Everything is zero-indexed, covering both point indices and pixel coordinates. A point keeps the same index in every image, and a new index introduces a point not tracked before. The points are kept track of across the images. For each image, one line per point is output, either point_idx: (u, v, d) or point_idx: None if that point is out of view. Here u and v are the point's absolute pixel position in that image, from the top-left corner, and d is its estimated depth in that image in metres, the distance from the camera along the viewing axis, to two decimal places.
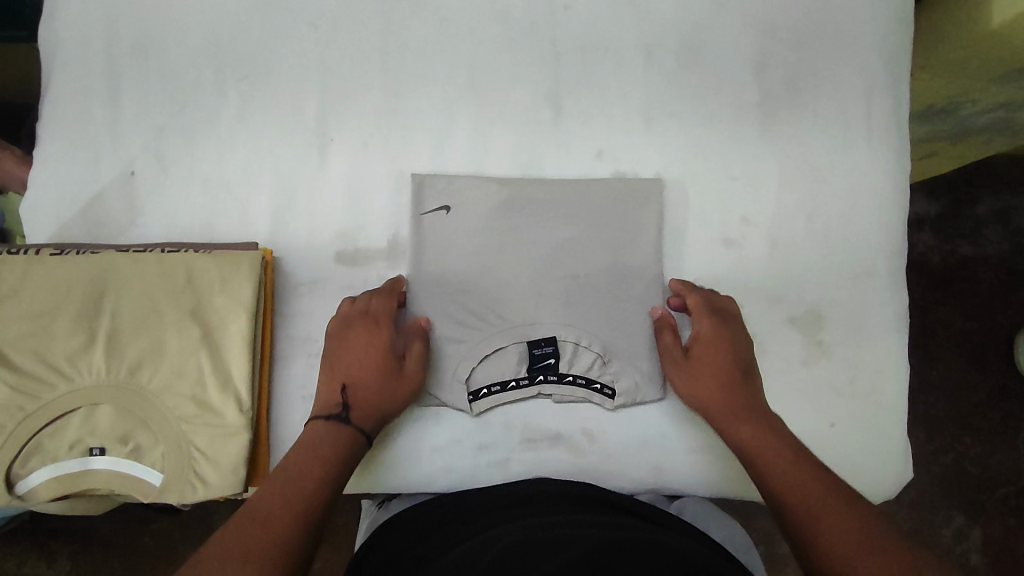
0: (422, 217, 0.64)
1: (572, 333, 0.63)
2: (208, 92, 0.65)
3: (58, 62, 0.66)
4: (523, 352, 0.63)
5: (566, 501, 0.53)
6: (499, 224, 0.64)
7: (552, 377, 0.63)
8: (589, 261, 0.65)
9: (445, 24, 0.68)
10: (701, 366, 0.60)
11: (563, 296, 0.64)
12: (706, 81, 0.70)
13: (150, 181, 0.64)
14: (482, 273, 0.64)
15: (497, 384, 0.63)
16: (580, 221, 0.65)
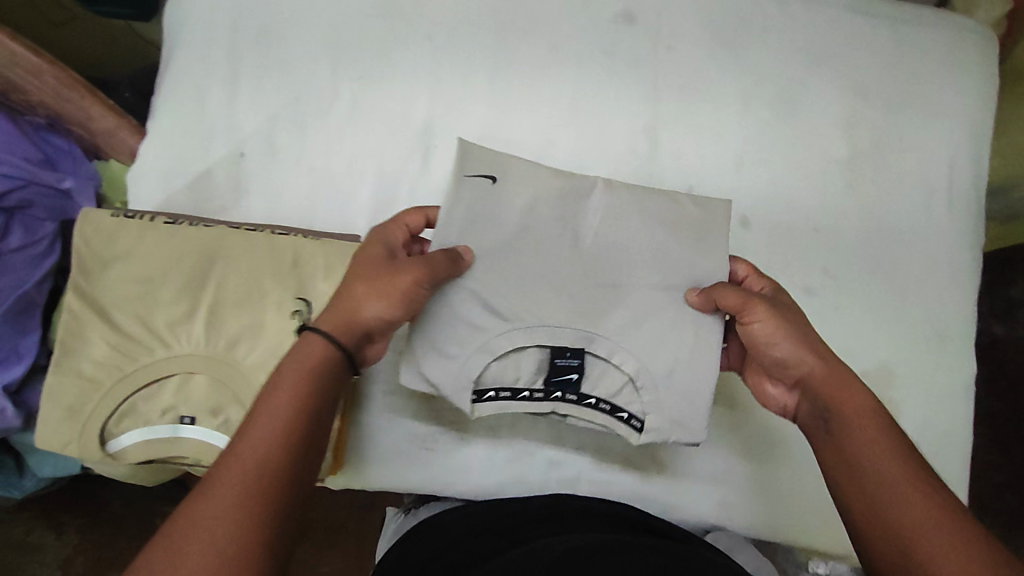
0: (466, 180, 0.57)
1: (609, 346, 0.55)
2: (322, 86, 0.67)
3: (184, 42, 0.68)
4: (545, 360, 0.55)
5: (607, 521, 0.53)
6: (545, 213, 0.57)
7: (570, 396, 0.55)
8: (637, 270, 0.56)
9: (554, 49, 0.70)
10: (794, 320, 0.50)
11: (593, 308, 0.55)
12: (799, 133, 0.72)
13: (257, 164, 0.66)
14: (510, 260, 0.55)
15: (507, 391, 0.54)
16: (634, 224, 0.57)
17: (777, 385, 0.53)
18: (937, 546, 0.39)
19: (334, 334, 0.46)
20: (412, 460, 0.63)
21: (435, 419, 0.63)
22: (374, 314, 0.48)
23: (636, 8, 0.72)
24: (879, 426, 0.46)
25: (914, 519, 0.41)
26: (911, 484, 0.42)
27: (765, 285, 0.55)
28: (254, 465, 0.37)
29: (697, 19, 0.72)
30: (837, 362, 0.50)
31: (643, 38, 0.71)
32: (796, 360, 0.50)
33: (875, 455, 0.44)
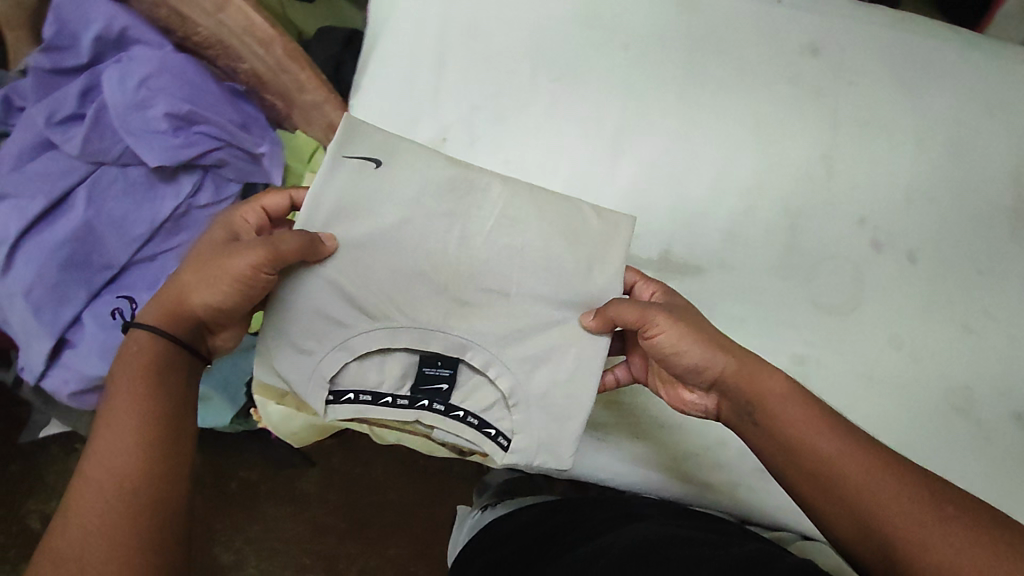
0: (346, 161, 0.57)
1: (483, 357, 0.58)
2: (522, 84, 0.71)
3: (393, 28, 0.72)
4: (409, 368, 0.59)
5: (672, 518, 0.61)
6: (432, 206, 0.56)
7: (436, 405, 0.59)
8: (525, 283, 0.57)
9: (741, 72, 0.73)
10: (697, 325, 0.55)
11: (490, 312, 0.58)
12: (969, 177, 0.74)
13: (458, 150, 0.69)
14: (385, 256, 0.56)
15: (370, 394, 0.59)
16: (529, 230, 0.57)
17: (694, 391, 0.57)
18: (858, 496, 0.46)
19: (164, 326, 0.51)
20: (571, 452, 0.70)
21: (610, 409, 0.70)
22: (203, 302, 0.52)
23: (821, 40, 0.75)
24: (794, 401, 0.51)
25: (835, 473, 0.47)
26: (821, 445, 0.48)
27: (657, 291, 0.59)
28: (115, 444, 0.46)
29: (878, 56, 0.75)
30: (744, 355, 0.54)
31: (825, 68, 0.74)
32: (706, 364, 0.54)
33: (785, 428, 0.50)
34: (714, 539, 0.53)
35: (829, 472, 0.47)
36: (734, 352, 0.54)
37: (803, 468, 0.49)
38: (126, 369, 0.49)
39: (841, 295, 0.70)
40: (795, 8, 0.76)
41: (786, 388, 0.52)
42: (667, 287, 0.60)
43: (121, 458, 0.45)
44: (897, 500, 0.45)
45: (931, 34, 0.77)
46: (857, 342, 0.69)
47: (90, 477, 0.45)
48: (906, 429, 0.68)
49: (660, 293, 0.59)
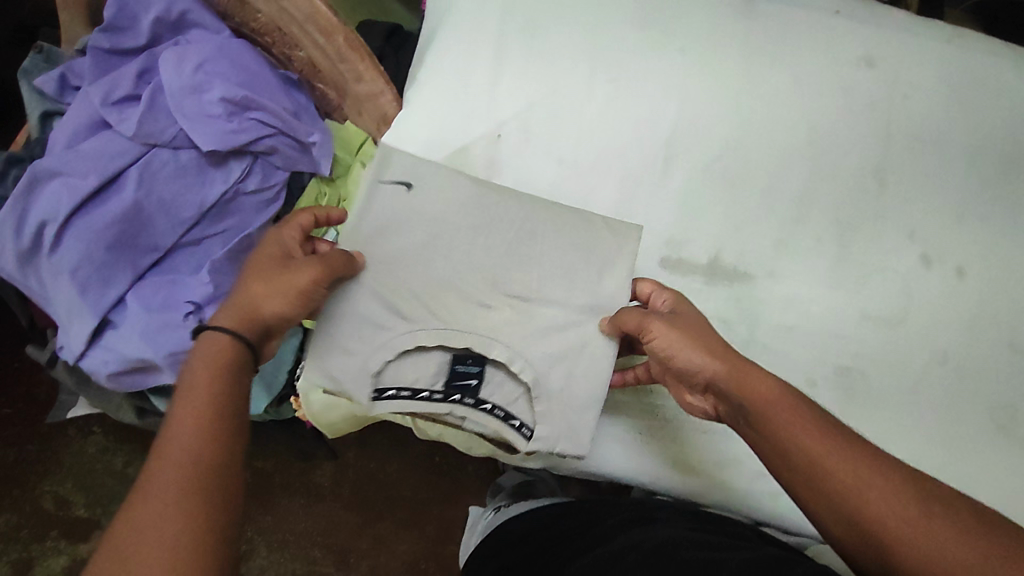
0: (379, 184, 0.59)
1: (509, 353, 0.56)
2: (579, 83, 0.71)
3: (453, 22, 0.72)
4: (444, 363, 0.57)
5: (685, 515, 0.60)
6: (456, 220, 0.58)
7: (468, 400, 0.56)
8: (542, 289, 0.58)
9: (796, 81, 0.73)
10: (692, 328, 0.52)
11: (513, 317, 0.57)
12: (1019, 196, 0.74)
13: (512, 147, 0.69)
14: (412, 264, 0.57)
15: (406, 390, 0.56)
16: (546, 240, 0.59)
17: (693, 394, 0.55)
18: (869, 506, 0.43)
19: (239, 330, 0.49)
20: (614, 449, 0.64)
21: (651, 414, 0.64)
22: (274, 313, 0.50)
23: (877, 52, 0.75)
24: (795, 407, 0.48)
25: (842, 483, 0.44)
26: (830, 452, 0.45)
27: (667, 295, 0.56)
28: (186, 432, 0.42)
29: (933, 71, 0.75)
30: (741, 359, 0.51)
31: (880, 80, 0.74)
32: (700, 366, 0.51)
33: (789, 433, 0.47)
34: (725, 538, 0.53)
35: (837, 481, 0.45)
36: (732, 355, 0.51)
37: (807, 477, 0.46)
38: (201, 370, 0.46)
39: (889, 307, 0.70)
40: (851, 20, 0.76)
41: (784, 394, 0.48)
42: (675, 291, 0.57)
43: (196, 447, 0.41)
44: (900, 505, 0.43)
45: (987, 51, 0.77)
46: (903, 355, 0.69)
47: (160, 465, 0.40)
48: (949, 444, 0.67)
49: (668, 296, 0.56)
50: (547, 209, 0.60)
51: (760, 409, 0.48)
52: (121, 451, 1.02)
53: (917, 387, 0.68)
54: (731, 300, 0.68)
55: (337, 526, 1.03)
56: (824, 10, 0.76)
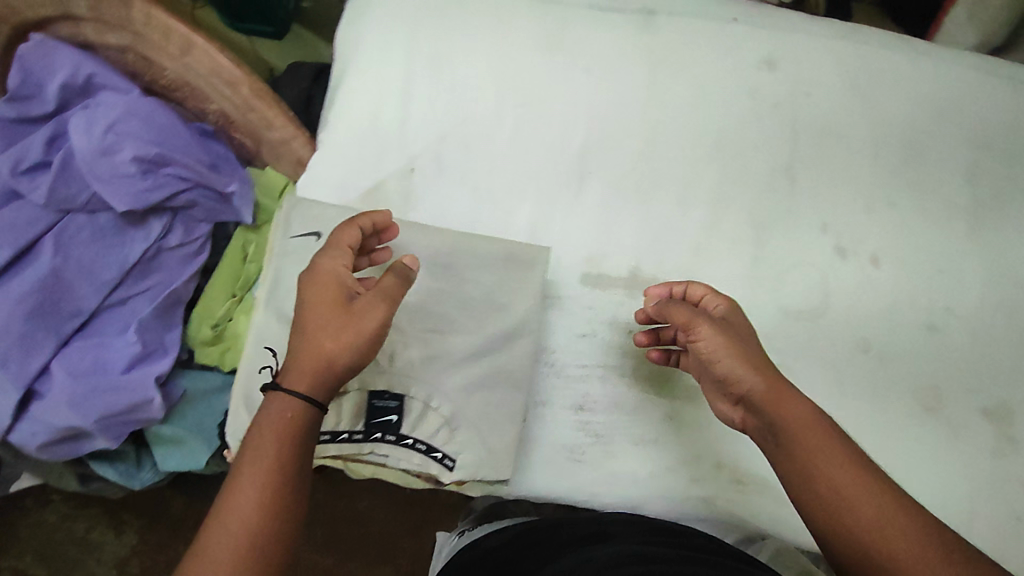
0: (289, 240, 0.60)
1: (426, 391, 0.58)
2: (488, 110, 0.72)
3: (358, 63, 0.73)
4: (362, 403, 0.57)
5: (637, 531, 0.58)
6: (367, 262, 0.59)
7: (389, 437, 0.57)
8: (458, 322, 0.59)
9: (701, 90, 0.75)
10: (740, 341, 0.54)
11: (431, 352, 0.58)
12: (925, 180, 0.76)
13: (425, 179, 0.70)
14: None
15: (328, 434, 0.56)
16: (461, 272, 0.60)
17: (725, 401, 0.57)
18: (881, 543, 0.45)
19: (314, 393, 0.47)
20: (553, 471, 0.65)
21: (582, 431, 0.66)
22: (348, 363, 0.49)
23: (778, 54, 0.77)
24: (823, 435, 0.49)
25: (862, 528, 0.46)
26: (850, 488, 0.47)
27: (722, 303, 0.59)
28: (243, 515, 0.42)
29: (834, 67, 0.77)
30: (778, 378, 0.53)
31: (782, 82, 0.76)
32: (738, 378, 0.53)
33: (812, 458, 0.49)
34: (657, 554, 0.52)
35: (850, 512, 0.47)
36: (770, 372, 0.53)
37: (824, 502, 0.48)
38: (270, 431, 0.45)
39: (809, 302, 0.72)
40: (751, 24, 0.77)
41: (813, 418, 0.50)
42: (729, 299, 0.59)
43: (250, 524, 0.41)
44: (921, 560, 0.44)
45: (885, 43, 0.79)
46: (826, 347, 0.71)
47: (214, 542, 0.41)
48: (879, 431, 0.69)
49: (722, 304, 0.59)
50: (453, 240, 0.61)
51: (799, 435, 0.50)
52: (80, 518, 1.00)
53: (839, 377, 0.70)
54: None
55: (306, 571, 1.02)
56: (724, 17, 0.77)
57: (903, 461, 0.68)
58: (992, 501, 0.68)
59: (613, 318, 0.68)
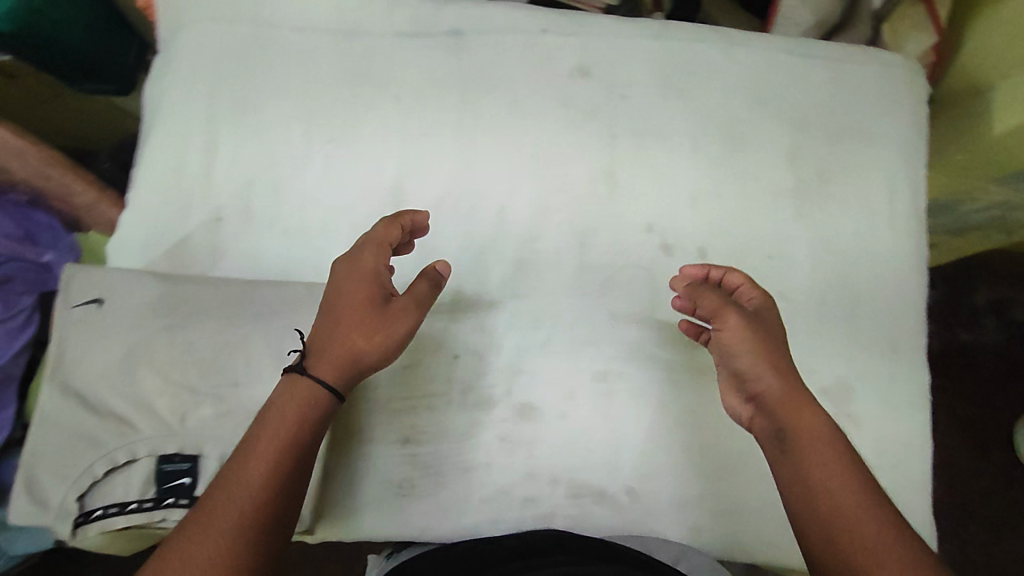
0: (70, 311, 0.58)
1: (219, 449, 0.57)
2: (295, 150, 0.71)
3: (158, 117, 0.72)
4: (151, 470, 0.56)
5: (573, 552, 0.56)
6: (150, 323, 0.58)
7: (182, 500, 0.55)
8: (250, 371, 0.59)
9: (515, 104, 0.74)
10: (768, 337, 0.58)
11: (223, 408, 0.58)
12: (748, 169, 0.76)
13: (233, 228, 0.68)
14: (115, 381, 0.57)
15: (115, 505, 0.55)
16: (245, 325, 0.59)
17: (735, 393, 0.60)
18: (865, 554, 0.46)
19: (337, 385, 0.53)
20: (381, 509, 0.65)
21: (409, 464, 0.66)
22: (371, 362, 0.55)
23: (590, 59, 0.76)
24: (837, 453, 0.52)
25: (847, 535, 0.48)
26: (849, 505, 0.49)
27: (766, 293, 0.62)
28: (249, 488, 0.47)
29: (648, 67, 0.77)
30: (796, 385, 0.56)
31: (597, 88, 0.76)
32: (756, 375, 0.57)
33: (816, 467, 0.51)
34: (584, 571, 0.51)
35: (837, 523, 0.48)
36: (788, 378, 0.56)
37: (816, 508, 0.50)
38: (289, 414, 0.51)
39: (638, 305, 0.72)
40: (561, 34, 0.76)
41: (828, 434, 0.53)
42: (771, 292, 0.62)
43: (232, 515, 0.45)
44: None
45: (698, 36, 0.78)
46: (657, 349, 0.71)
47: (216, 502, 0.46)
48: (714, 425, 0.70)
49: (758, 298, 0.61)
50: (241, 289, 0.61)
51: (798, 435, 0.53)
52: None
53: (671, 376, 0.70)
54: (479, 332, 0.69)
55: None
56: (532, 29, 0.76)
57: (739, 449, 0.69)
58: None
59: (438, 346, 0.68)
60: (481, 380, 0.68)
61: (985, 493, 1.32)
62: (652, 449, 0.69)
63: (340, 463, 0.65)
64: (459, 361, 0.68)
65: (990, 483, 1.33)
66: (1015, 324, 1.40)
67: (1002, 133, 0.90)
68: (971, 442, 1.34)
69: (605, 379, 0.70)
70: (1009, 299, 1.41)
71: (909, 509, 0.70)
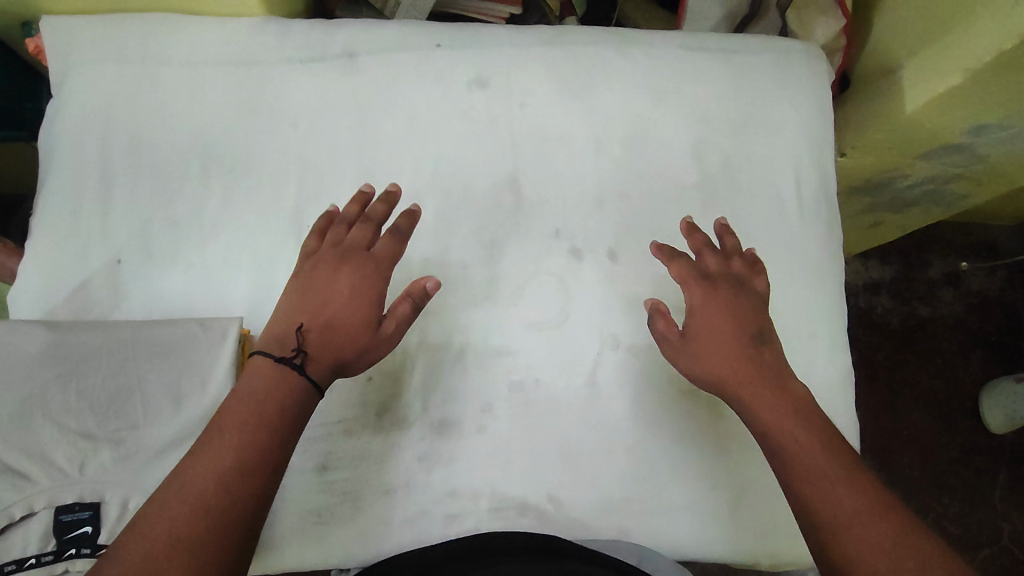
0: None
1: (121, 494, 0.57)
2: (192, 185, 0.71)
3: (54, 163, 0.72)
4: (49, 522, 0.55)
5: (523, 550, 0.58)
6: (40, 373, 0.57)
7: (85, 549, 0.55)
8: (148, 413, 0.59)
9: (414, 121, 0.74)
10: (712, 339, 0.61)
11: (122, 453, 0.58)
12: (652, 166, 0.76)
13: (134, 268, 0.69)
14: (8, 435, 0.55)
15: (12, 563, 0.54)
16: (140, 366, 0.59)
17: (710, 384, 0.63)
18: (836, 514, 0.51)
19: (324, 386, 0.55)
20: (301, 539, 0.64)
21: (327, 492, 0.65)
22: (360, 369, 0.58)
23: (487, 70, 0.76)
24: (811, 430, 0.55)
25: (826, 507, 0.51)
26: (821, 466, 0.53)
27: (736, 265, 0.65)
28: (224, 453, 0.49)
29: (544, 74, 0.77)
30: (752, 372, 0.59)
31: (494, 99, 0.76)
32: (708, 379, 0.60)
33: (792, 439, 0.55)
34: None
35: (813, 487, 0.52)
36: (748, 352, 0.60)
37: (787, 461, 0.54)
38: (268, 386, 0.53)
39: (549, 311, 0.71)
40: (454, 48, 0.77)
41: (795, 401, 0.57)
42: (742, 261, 0.66)
43: (210, 490, 0.47)
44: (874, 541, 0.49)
45: (592, 40, 0.79)
46: (572, 354, 0.71)
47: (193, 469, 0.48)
48: (634, 425, 0.70)
49: (699, 288, 0.63)
50: (133, 329, 0.60)
51: (776, 415, 0.56)
52: None
53: (587, 379, 0.70)
54: (390, 351, 0.69)
55: None
56: (426, 45, 0.76)
57: (661, 448, 0.69)
58: (747, 471, 0.70)
59: None
60: (397, 401, 0.68)
61: (953, 465, 1.32)
62: (574, 454, 0.68)
63: None
64: (373, 383, 0.68)
65: (958, 455, 1.33)
66: (971, 294, 1.41)
67: (913, 108, 0.89)
68: (933, 416, 1.34)
69: (522, 387, 0.69)
70: (960, 270, 1.42)
71: None
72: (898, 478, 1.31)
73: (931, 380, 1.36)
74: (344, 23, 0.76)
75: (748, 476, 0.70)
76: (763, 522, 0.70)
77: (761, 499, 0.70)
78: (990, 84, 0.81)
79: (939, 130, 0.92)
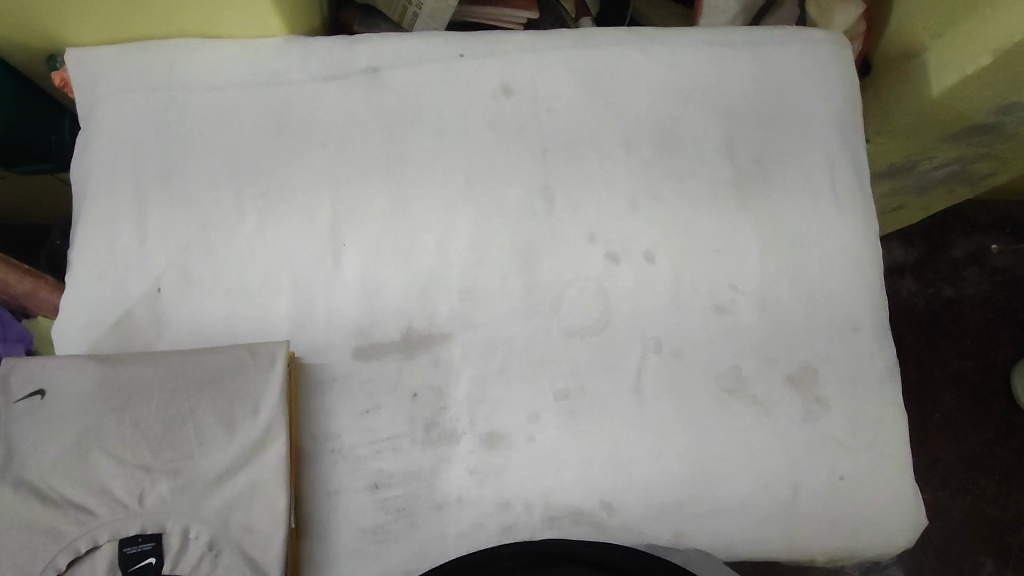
0: (12, 405, 0.57)
1: (181, 523, 0.58)
2: (227, 211, 0.71)
3: (88, 194, 0.72)
4: (115, 555, 0.56)
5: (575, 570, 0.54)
6: (95, 408, 0.58)
7: None
8: (204, 441, 0.59)
9: (442, 133, 0.74)
10: None
11: (182, 481, 0.58)
12: (684, 165, 0.76)
13: (174, 296, 0.69)
14: (71, 470, 0.57)
15: None
16: (192, 395, 0.60)
17: None
18: None
19: None
20: (357, 558, 0.65)
21: (382, 510, 0.66)
22: None
23: (513, 78, 0.76)
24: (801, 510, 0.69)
25: None
26: None
27: None
28: None
29: (569, 79, 0.77)
30: None
31: (520, 106, 0.75)
32: None
33: None
34: None
35: None
36: None
37: None
38: None
39: (590, 317, 0.71)
40: (477, 56, 0.76)
41: None
42: None
43: None
44: None
45: (615, 41, 0.78)
46: (614, 358, 0.70)
47: None
48: (681, 425, 0.69)
49: None
50: (179, 359, 0.60)
51: None
52: None
53: (629, 383, 0.70)
54: (434, 366, 0.69)
55: None
56: (449, 56, 0.76)
57: (709, 448, 0.69)
58: (800, 466, 0.69)
59: (395, 386, 0.68)
60: (444, 415, 0.68)
61: (988, 445, 1.30)
62: (625, 460, 0.68)
63: (311, 516, 0.65)
64: (419, 399, 0.68)
65: (995, 435, 1.31)
66: (998, 272, 1.39)
67: (939, 93, 0.88)
68: (967, 396, 1.33)
69: (568, 396, 0.69)
70: (987, 249, 1.40)
71: (891, 483, 0.70)
72: (936, 462, 1.30)
73: (962, 360, 1.35)
74: (366, 38, 0.76)
75: (800, 471, 0.69)
76: (818, 519, 0.69)
77: (818, 496, 0.69)
78: (1016, 63, 0.80)
79: (967, 111, 0.91)
